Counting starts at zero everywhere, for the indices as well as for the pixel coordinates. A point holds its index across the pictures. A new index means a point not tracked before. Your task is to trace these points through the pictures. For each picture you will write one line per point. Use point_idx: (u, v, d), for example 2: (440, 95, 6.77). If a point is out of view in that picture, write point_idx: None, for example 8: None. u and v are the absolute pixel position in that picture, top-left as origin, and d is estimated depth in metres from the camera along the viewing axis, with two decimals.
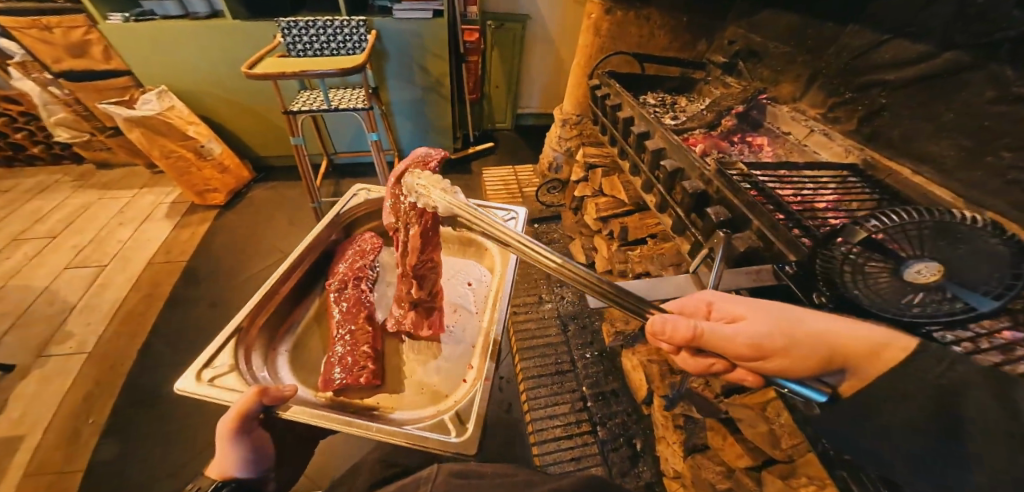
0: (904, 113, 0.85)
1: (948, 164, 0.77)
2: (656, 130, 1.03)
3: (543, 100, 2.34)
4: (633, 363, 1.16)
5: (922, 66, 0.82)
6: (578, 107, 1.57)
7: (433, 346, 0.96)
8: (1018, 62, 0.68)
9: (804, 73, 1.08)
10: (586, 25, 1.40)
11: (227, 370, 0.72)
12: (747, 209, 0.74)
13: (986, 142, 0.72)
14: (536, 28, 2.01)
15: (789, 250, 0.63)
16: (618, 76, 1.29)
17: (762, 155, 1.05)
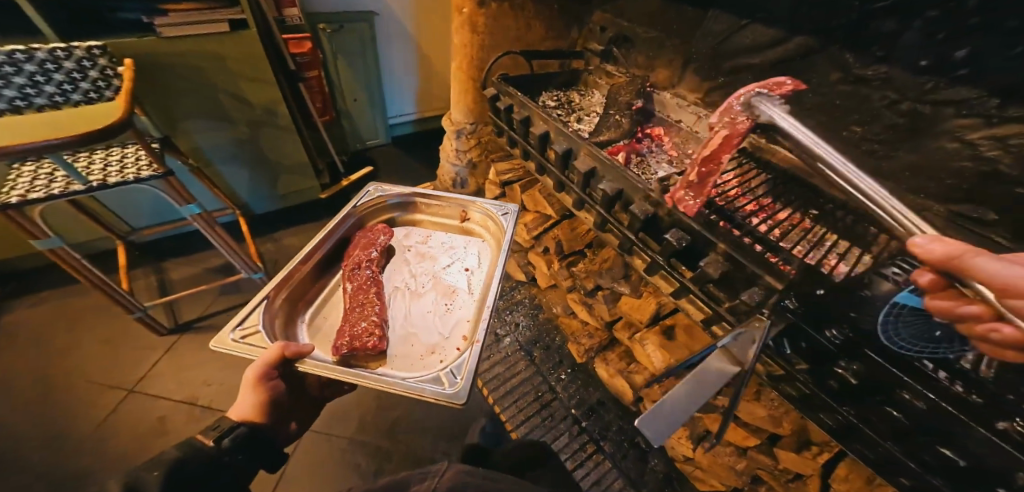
0: (771, 94, 0.97)
1: (816, 140, 0.94)
2: (579, 147, 0.92)
3: (418, 104, 2.13)
4: (609, 372, 1.18)
5: (779, 50, 0.92)
6: (472, 115, 1.43)
7: (430, 315, 0.94)
8: (852, 47, 0.82)
9: (676, 59, 1.13)
10: (460, 23, 1.26)
11: (257, 330, 0.74)
12: (704, 229, 0.75)
13: (838, 118, 0.88)
14: (385, 25, 1.76)
15: (765, 272, 0.67)
16: (513, 80, 1.15)
17: (668, 150, 1.08)
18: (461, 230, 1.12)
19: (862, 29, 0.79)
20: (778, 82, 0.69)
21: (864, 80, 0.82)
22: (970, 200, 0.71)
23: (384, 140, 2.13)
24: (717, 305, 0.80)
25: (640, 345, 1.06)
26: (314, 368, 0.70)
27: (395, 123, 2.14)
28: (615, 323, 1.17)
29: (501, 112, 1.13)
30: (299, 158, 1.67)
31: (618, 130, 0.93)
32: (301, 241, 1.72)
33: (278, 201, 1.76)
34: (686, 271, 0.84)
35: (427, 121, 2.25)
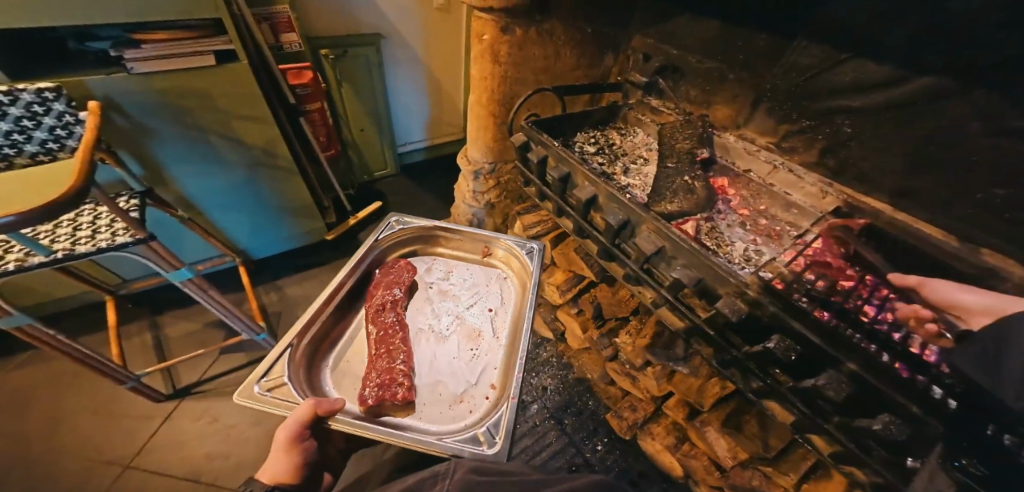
0: (871, 144, 0.75)
1: (934, 202, 0.68)
2: (644, 221, 0.74)
3: (429, 132, 1.98)
4: (657, 447, 0.93)
5: (891, 91, 0.69)
6: (492, 155, 1.25)
7: (456, 359, 0.72)
8: (1010, 92, 0.56)
9: (742, 93, 0.94)
10: (480, 50, 1.07)
11: (286, 382, 0.58)
12: (823, 342, 0.51)
13: (973, 178, 0.62)
14: (391, 49, 1.61)
15: (913, 402, 0.45)
16: (547, 124, 0.98)
17: (736, 207, 0.85)
18: (482, 270, 0.87)
19: (1018, 71, 0.54)
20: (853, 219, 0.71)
21: (1020, 132, 0.56)
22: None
23: (394, 170, 1.96)
24: (822, 419, 0.55)
25: (697, 429, 0.83)
26: (348, 423, 0.56)
27: (403, 152, 1.99)
28: (665, 400, 0.93)
29: (534, 165, 0.95)
30: (302, 197, 1.52)
31: (692, 200, 0.77)
32: (303, 290, 1.54)
33: (284, 245, 1.60)
34: (785, 379, 0.58)
35: (437, 147, 2.07)
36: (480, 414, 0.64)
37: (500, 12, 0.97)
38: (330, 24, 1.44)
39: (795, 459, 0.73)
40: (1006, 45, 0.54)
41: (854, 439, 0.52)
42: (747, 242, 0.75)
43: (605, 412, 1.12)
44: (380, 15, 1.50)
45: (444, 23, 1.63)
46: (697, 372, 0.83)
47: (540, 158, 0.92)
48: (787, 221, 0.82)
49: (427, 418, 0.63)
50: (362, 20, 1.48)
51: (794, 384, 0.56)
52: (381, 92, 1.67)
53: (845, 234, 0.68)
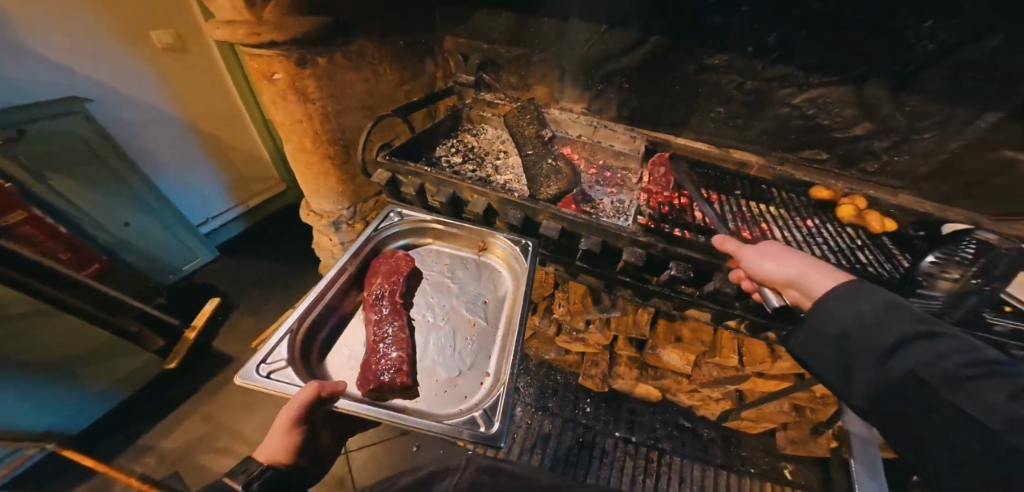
0: (646, 91, 0.99)
1: (694, 125, 0.99)
2: (541, 211, 0.86)
3: (232, 192, 1.64)
4: (628, 382, 1.19)
5: (640, 52, 0.93)
6: (346, 199, 1.15)
7: (450, 343, 0.67)
8: (701, 43, 0.84)
9: (549, 72, 1.10)
10: (279, 92, 0.91)
11: (287, 364, 0.53)
12: (703, 254, 0.75)
13: (706, 102, 0.93)
14: (115, 111, 1.24)
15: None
16: (403, 152, 0.95)
17: (586, 169, 1.06)
18: (472, 266, 0.78)
19: (701, 25, 0.82)
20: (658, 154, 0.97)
21: (713, 66, 0.86)
22: (809, 147, 0.88)
23: (208, 255, 1.56)
24: (731, 308, 0.80)
25: (653, 354, 1.10)
26: (353, 406, 0.51)
27: (207, 230, 1.60)
28: (615, 344, 1.16)
29: (412, 197, 0.94)
30: (90, 337, 1.08)
31: (562, 179, 0.93)
32: (189, 435, 1.17)
33: (102, 405, 1.14)
34: (692, 290, 0.83)
35: (251, 211, 1.72)
36: (478, 398, 0.59)
37: (286, 44, 0.83)
38: None
39: (727, 342, 1.05)
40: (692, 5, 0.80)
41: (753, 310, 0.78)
42: (609, 197, 0.98)
43: (574, 378, 1.32)
44: (65, 72, 1.11)
45: (185, 67, 1.32)
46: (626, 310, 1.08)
47: (418, 187, 0.91)
48: (620, 167, 1.07)
49: (426, 404, 0.59)
50: (40, 85, 1.08)
51: (701, 292, 0.80)
52: (130, 170, 1.26)
53: (672, 167, 0.93)
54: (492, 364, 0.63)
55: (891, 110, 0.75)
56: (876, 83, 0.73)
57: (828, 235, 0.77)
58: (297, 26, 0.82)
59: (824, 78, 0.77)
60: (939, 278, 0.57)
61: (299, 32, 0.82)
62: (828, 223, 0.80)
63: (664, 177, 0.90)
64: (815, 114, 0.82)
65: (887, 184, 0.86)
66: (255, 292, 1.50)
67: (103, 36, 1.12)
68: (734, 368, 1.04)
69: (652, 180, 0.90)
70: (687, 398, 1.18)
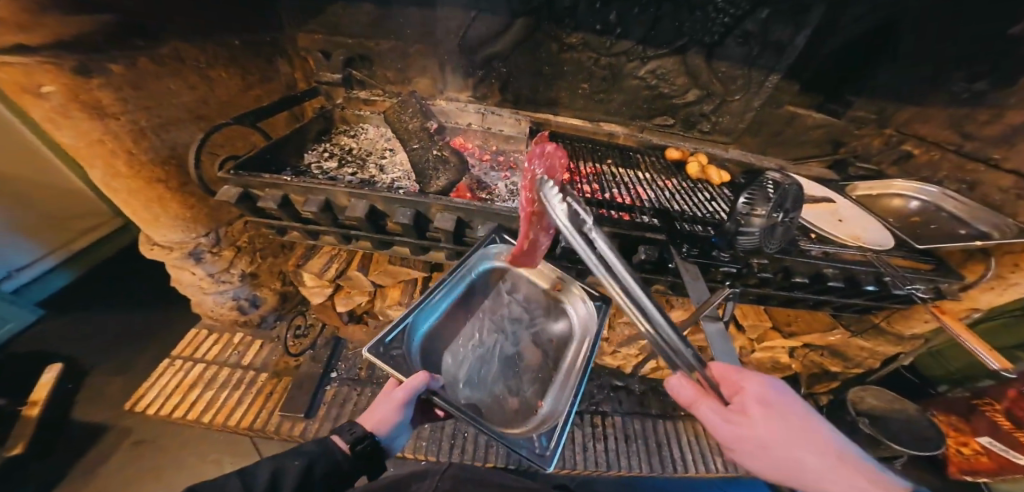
0: (521, 77, 1.01)
1: (568, 103, 1.03)
2: (429, 205, 0.84)
3: (51, 239, 1.27)
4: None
5: (508, 35, 0.94)
6: (197, 226, 0.97)
7: (514, 366, 0.71)
8: (556, 22, 0.88)
9: (427, 63, 1.06)
10: (58, 110, 0.68)
11: (400, 351, 0.59)
12: (583, 222, 0.78)
13: (573, 80, 0.98)
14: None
15: (639, 230, 0.76)
16: (252, 163, 0.84)
17: (479, 156, 1.04)
18: (546, 300, 0.77)
19: (553, 5, 0.85)
20: (541, 135, 0.98)
21: (572, 45, 0.91)
22: (659, 114, 1.00)
23: (31, 315, 1.25)
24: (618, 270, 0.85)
25: None
26: (449, 403, 0.53)
27: (14, 286, 1.22)
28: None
29: (275, 210, 0.83)
30: None
31: (451, 169, 0.92)
32: None
33: None
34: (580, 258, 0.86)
35: (78, 256, 1.37)
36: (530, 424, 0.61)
37: (50, 47, 0.64)
38: None
39: (631, 302, 1.15)
40: None
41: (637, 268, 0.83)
42: (503, 181, 0.98)
43: None
44: None
45: None
46: None
47: (279, 199, 0.81)
48: (513, 150, 1.07)
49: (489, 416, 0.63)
50: None
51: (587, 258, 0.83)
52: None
53: (553, 148, 0.98)
54: (549, 398, 0.66)
55: (709, 76, 0.90)
56: (695, 52, 0.86)
57: (680, 191, 0.87)
58: (63, 28, 0.65)
59: (657, 50, 0.87)
60: (753, 216, 0.63)
61: (64, 36, 0.65)
62: (682, 181, 0.90)
63: None
64: (657, 84, 0.94)
65: (720, 140, 1.03)
66: (125, 345, 1.26)
67: None
68: (640, 324, 1.13)
69: None
70: (611, 358, 1.25)
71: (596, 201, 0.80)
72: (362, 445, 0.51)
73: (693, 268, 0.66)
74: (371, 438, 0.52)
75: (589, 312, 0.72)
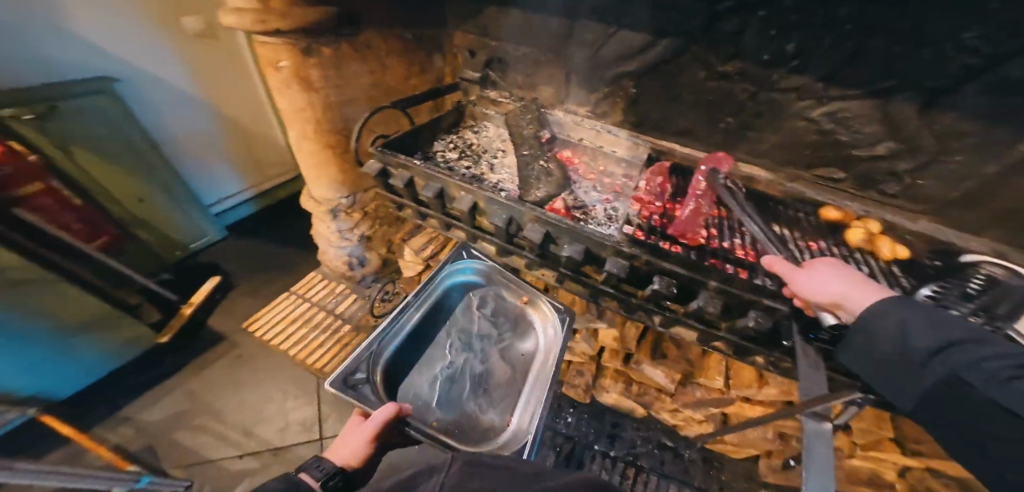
0: (653, 101, 0.94)
1: (702, 134, 0.93)
2: (524, 213, 0.82)
3: (250, 176, 1.67)
4: (613, 396, 1.12)
5: (648, 55, 0.88)
6: (346, 188, 1.16)
7: (486, 384, 0.73)
8: (714, 48, 0.78)
9: (556, 73, 1.06)
10: (283, 81, 0.92)
11: (366, 380, 0.63)
12: (687, 270, 0.69)
13: (715, 110, 0.87)
14: (143, 90, 1.26)
15: (758, 294, 0.64)
16: (396, 144, 0.94)
17: (584, 173, 1.00)
18: (514, 315, 0.85)
19: (713, 31, 0.76)
20: (659, 165, 0.93)
21: (727, 74, 0.80)
22: (823, 164, 0.82)
23: (219, 234, 1.61)
24: (712, 327, 0.76)
25: (635, 368, 1.05)
26: (421, 433, 0.61)
27: (218, 209, 1.63)
28: (602, 356, 1.11)
29: (401, 189, 0.92)
30: (91, 309, 1.09)
31: (552, 182, 0.89)
32: (170, 411, 1.17)
33: (102, 367, 1.17)
34: (677, 307, 0.79)
35: (264, 194, 1.77)
36: (504, 439, 0.65)
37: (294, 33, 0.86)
38: (17, 73, 1.03)
39: (714, 363, 1.00)
40: (710, 11, 0.74)
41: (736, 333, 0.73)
42: (604, 204, 0.92)
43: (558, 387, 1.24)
44: (104, 54, 1.14)
45: (214, 52, 1.35)
46: (614, 322, 1.04)
47: (407, 180, 0.89)
48: (622, 174, 1.00)
49: (462, 431, 0.66)
50: (74, 62, 1.10)
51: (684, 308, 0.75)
52: (152, 149, 1.30)
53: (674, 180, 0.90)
54: (517, 411, 0.69)
55: (919, 127, 0.67)
56: (904, 98, 0.66)
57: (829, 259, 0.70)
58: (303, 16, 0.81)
59: (844, 91, 0.70)
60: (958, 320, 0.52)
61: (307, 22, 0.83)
62: (834, 248, 0.74)
63: (654, 185, 0.88)
64: (833, 129, 0.76)
65: (909, 208, 0.79)
66: (253, 272, 1.53)
67: (140, 23, 1.16)
68: (720, 391, 0.99)
69: (653, 189, 0.87)
70: (671, 419, 1.09)
71: (709, 250, 0.73)
72: (336, 478, 0.45)
73: (816, 356, 0.58)
74: (343, 472, 0.46)
75: (557, 331, 0.80)
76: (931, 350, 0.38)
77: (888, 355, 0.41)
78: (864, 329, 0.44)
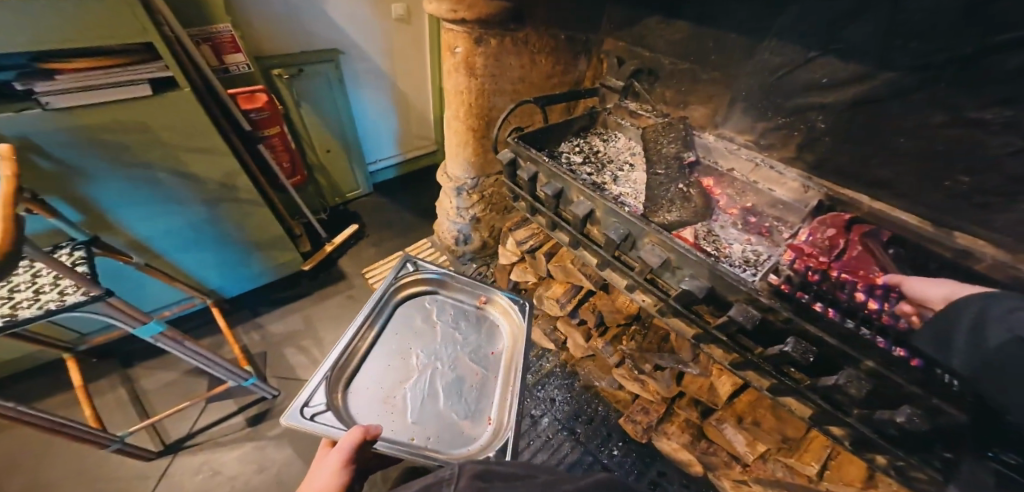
0: (845, 142, 0.77)
1: (906, 191, 0.73)
2: (647, 234, 0.75)
3: (401, 144, 1.96)
4: (673, 446, 0.97)
5: (859, 88, 0.71)
6: (474, 170, 1.24)
7: (458, 386, 0.68)
8: (972, 91, 0.59)
9: (716, 93, 0.95)
10: (454, 64, 1.04)
11: (326, 408, 0.60)
12: (840, 342, 0.55)
13: (940, 165, 0.67)
14: (354, 63, 1.57)
15: (929, 390, 0.50)
16: (531, 137, 0.96)
17: (725, 207, 0.89)
18: (473, 315, 0.80)
19: (974, 69, 0.58)
20: (835, 215, 0.77)
21: (983, 124, 0.60)
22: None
23: (367, 189, 1.92)
24: (842, 412, 0.60)
25: (713, 426, 0.89)
26: (391, 448, 0.57)
27: (373, 170, 1.94)
28: (677, 399, 0.98)
29: (523, 182, 0.94)
30: (270, 232, 1.37)
31: (689, 208, 0.81)
32: (287, 326, 1.41)
33: (259, 280, 1.46)
34: (802, 377, 0.63)
35: (407, 163, 2.04)
36: (484, 440, 0.62)
37: (474, 24, 0.95)
38: (279, 43, 1.37)
39: (814, 448, 0.78)
40: (978, 45, 0.56)
41: (873, 429, 0.58)
42: (743, 243, 0.80)
43: (615, 416, 1.15)
44: (336, 32, 1.45)
45: (404, 34, 1.61)
46: (706, 371, 0.88)
47: (531, 174, 0.90)
48: (775, 217, 0.86)
49: (441, 437, 0.62)
50: (314, 36, 1.42)
51: (812, 381, 0.60)
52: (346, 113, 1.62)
53: (841, 231, 0.72)
54: (494, 407, 0.66)
55: None
56: None
57: None
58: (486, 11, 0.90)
59: None
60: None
61: (486, 14, 0.92)
62: None
63: (817, 235, 0.73)
64: None
65: None
66: (377, 228, 1.78)
67: (364, 7, 1.45)
68: (807, 477, 0.79)
69: (822, 241, 0.71)
70: (732, 490, 0.93)
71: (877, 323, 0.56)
72: None
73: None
74: None
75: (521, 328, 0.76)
76: (1003, 328, 0.38)
77: (964, 335, 0.41)
78: (950, 321, 0.44)
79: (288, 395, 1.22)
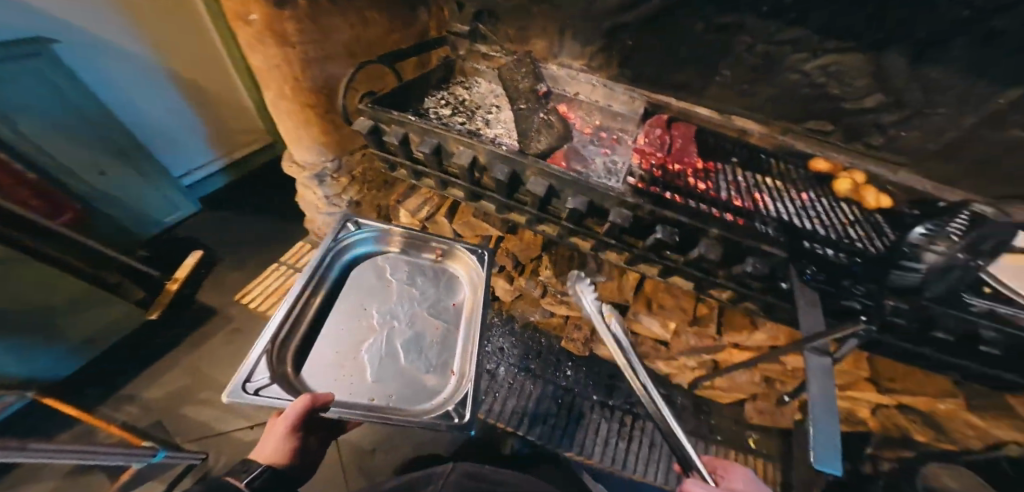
0: (650, 56, 0.95)
1: (694, 88, 0.95)
2: (527, 166, 0.84)
3: (217, 144, 1.60)
4: (611, 348, 1.21)
5: (646, 8, 0.86)
6: (328, 151, 1.13)
7: (418, 344, 0.71)
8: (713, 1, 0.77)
9: (548, 24, 1.03)
10: (255, 35, 0.86)
11: (270, 381, 0.58)
12: (691, 219, 0.73)
13: (708, 63, 0.89)
14: (88, 51, 1.15)
15: (745, 235, 0.70)
16: (387, 102, 0.91)
17: (581, 127, 1.01)
18: (431, 271, 0.84)
19: None
20: (657, 118, 0.97)
21: (725, 27, 0.80)
22: (814, 117, 0.86)
23: (192, 207, 1.57)
24: (713, 276, 0.84)
25: (634, 318, 1.12)
26: (347, 413, 0.56)
27: (189, 181, 1.58)
28: (599, 308, 1.18)
29: (395, 146, 0.90)
30: (68, 289, 1.05)
31: (553, 133, 0.91)
32: (170, 387, 1.18)
33: (88, 352, 1.15)
34: (677, 257, 0.84)
35: (235, 164, 1.70)
36: (446, 393, 0.65)
37: None
38: None
39: (706, 313, 1.06)
40: None
41: (733, 281, 0.82)
42: (603, 156, 0.94)
43: (558, 342, 1.32)
44: (36, 10, 1.02)
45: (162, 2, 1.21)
46: (612, 275, 1.11)
47: (401, 137, 0.88)
48: (619, 128, 1.02)
49: (402, 394, 0.63)
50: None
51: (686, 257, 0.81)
52: (111, 122, 1.21)
53: (664, 132, 0.93)
54: (455, 361, 0.70)
55: (906, 82, 0.69)
56: (894, 52, 0.66)
57: (841, 211, 0.78)
58: None
59: (840, 45, 0.70)
60: (927, 250, 0.63)
61: None
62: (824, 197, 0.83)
63: (648, 136, 0.93)
64: (824, 83, 0.78)
65: (889, 160, 0.84)
66: (238, 249, 1.52)
67: None
68: (712, 338, 1.06)
69: (654, 140, 0.92)
70: (664, 363, 1.21)
71: (709, 200, 0.77)
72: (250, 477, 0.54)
73: (813, 295, 0.66)
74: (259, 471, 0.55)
75: (479, 273, 0.83)
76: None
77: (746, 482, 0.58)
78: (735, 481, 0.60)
79: (221, 450, 1.08)
